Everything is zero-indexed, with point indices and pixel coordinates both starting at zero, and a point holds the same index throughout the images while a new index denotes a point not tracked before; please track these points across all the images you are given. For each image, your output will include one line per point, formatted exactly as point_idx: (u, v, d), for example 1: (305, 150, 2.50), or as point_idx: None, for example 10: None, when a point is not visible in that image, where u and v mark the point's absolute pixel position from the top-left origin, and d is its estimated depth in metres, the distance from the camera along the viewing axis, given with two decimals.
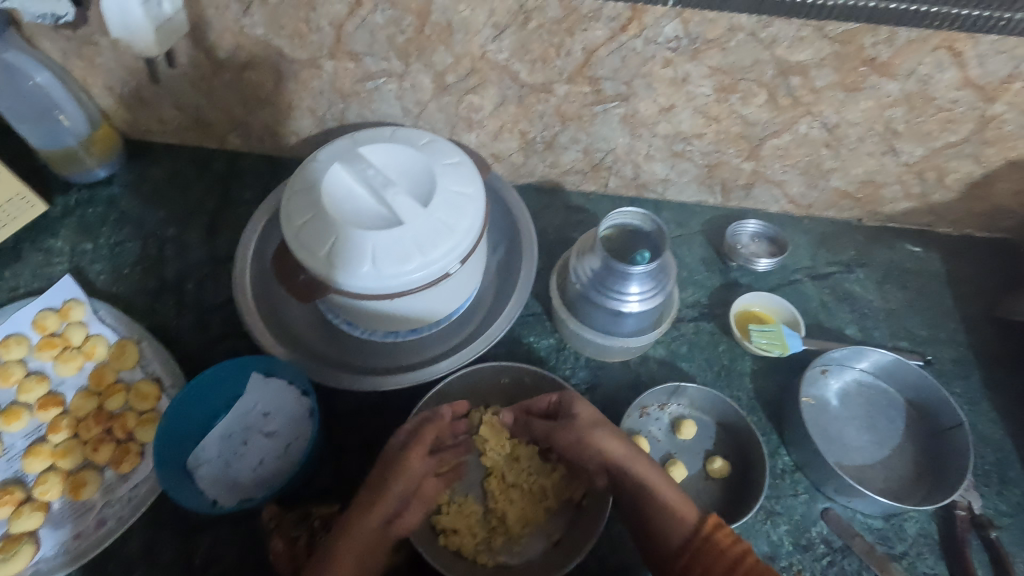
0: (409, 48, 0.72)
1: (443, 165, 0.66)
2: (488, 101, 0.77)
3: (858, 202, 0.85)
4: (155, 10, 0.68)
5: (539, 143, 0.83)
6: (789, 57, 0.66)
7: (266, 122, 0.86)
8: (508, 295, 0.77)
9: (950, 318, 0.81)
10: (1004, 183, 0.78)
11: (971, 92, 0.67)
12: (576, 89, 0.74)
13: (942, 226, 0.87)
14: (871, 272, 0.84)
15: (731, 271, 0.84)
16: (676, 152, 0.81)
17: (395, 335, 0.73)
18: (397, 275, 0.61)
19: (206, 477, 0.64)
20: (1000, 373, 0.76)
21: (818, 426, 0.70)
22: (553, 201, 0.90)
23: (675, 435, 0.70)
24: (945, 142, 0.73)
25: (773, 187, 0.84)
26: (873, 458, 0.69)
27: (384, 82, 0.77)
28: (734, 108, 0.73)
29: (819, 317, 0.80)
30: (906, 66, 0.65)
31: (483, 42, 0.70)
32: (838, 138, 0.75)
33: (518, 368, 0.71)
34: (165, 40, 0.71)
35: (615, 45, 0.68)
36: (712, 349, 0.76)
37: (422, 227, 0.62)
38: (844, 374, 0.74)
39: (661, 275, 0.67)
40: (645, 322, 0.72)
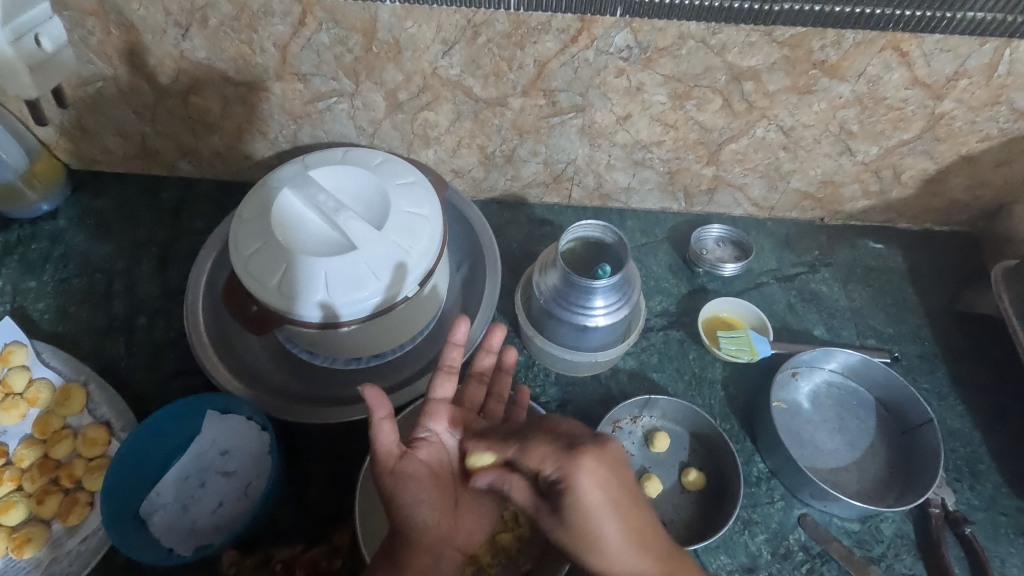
0: (357, 67, 0.70)
1: (397, 186, 0.65)
2: (443, 117, 0.76)
3: (819, 202, 0.85)
4: (34, 48, 0.65)
5: (499, 158, 0.82)
6: (740, 63, 0.66)
7: (217, 147, 0.84)
8: (474, 313, 0.76)
9: (914, 313, 0.81)
10: (958, 178, 0.79)
11: (919, 91, 0.68)
12: (531, 102, 0.73)
13: (901, 221, 0.88)
14: (834, 272, 0.84)
15: (697, 277, 0.83)
16: (637, 160, 0.80)
17: (357, 361, 0.71)
18: (355, 302, 0.59)
19: (161, 524, 0.61)
20: (966, 366, 0.77)
21: (791, 430, 0.70)
22: (516, 215, 0.89)
23: (649, 449, 0.69)
24: (899, 140, 0.74)
25: (734, 191, 0.84)
26: (846, 461, 0.68)
27: (335, 101, 0.75)
28: (690, 115, 0.73)
29: (787, 319, 0.80)
30: (855, 68, 0.65)
31: (433, 58, 0.68)
32: (794, 140, 0.75)
33: None
34: (42, 76, 0.67)
35: (566, 57, 0.67)
36: (683, 358, 0.75)
37: (376, 251, 0.60)
38: (814, 376, 0.74)
39: (624, 287, 0.66)
40: (612, 335, 0.71)
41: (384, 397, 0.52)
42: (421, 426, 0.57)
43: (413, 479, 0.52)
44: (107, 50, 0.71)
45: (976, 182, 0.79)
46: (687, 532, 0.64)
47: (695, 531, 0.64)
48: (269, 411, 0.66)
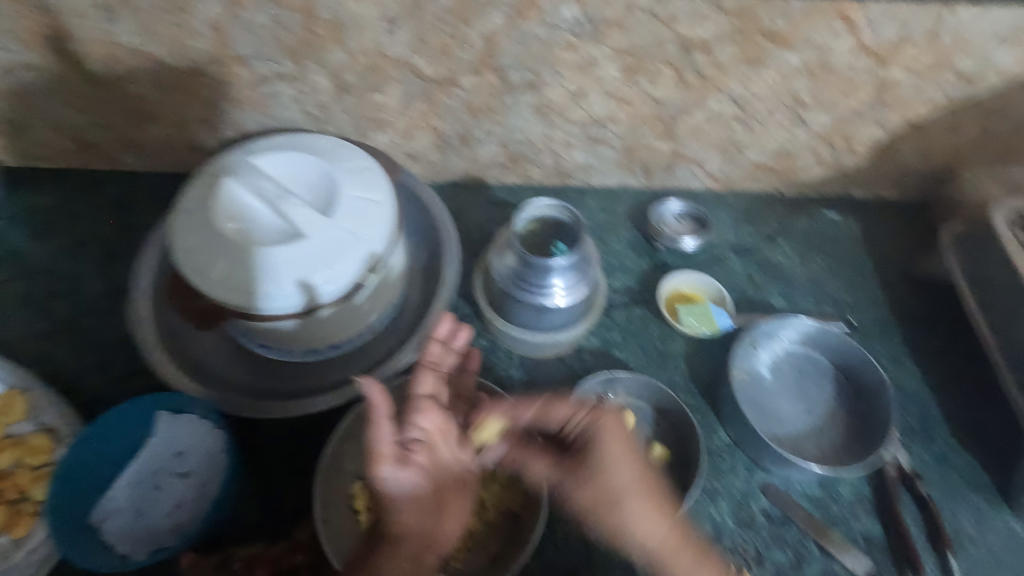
0: (299, 48, 0.67)
1: (346, 171, 0.63)
2: (393, 98, 0.73)
3: (776, 173, 0.86)
4: None
5: (454, 139, 0.80)
6: (690, 34, 0.65)
7: (158, 137, 0.80)
8: (433, 298, 0.74)
9: (869, 280, 0.83)
10: (908, 145, 0.80)
11: (867, 59, 0.68)
12: (482, 80, 0.71)
13: (856, 190, 0.89)
14: (792, 242, 0.85)
15: (659, 254, 0.83)
16: (594, 137, 0.79)
17: (315, 352, 0.69)
18: (305, 291, 0.57)
19: (115, 530, 0.59)
20: (920, 329, 0.78)
21: (752, 400, 0.71)
22: (476, 197, 0.87)
23: None
24: (849, 109, 0.75)
25: (692, 165, 0.84)
26: (806, 427, 0.70)
27: (279, 85, 0.72)
28: (643, 89, 0.72)
29: (748, 291, 0.80)
30: (803, 36, 0.65)
31: (377, 37, 0.66)
32: (748, 112, 0.75)
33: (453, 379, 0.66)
34: None
35: (515, 32, 0.65)
36: (646, 334, 0.76)
37: (326, 239, 0.59)
38: (774, 346, 0.75)
39: (581, 265, 0.66)
40: (573, 315, 0.71)
41: (386, 397, 0.55)
42: (411, 422, 0.58)
43: (400, 477, 0.54)
44: (28, 36, 0.67)
45: (926, 148, 0.81)
46: (655, 506, 0.64)
47: (663, 504, 0.64)
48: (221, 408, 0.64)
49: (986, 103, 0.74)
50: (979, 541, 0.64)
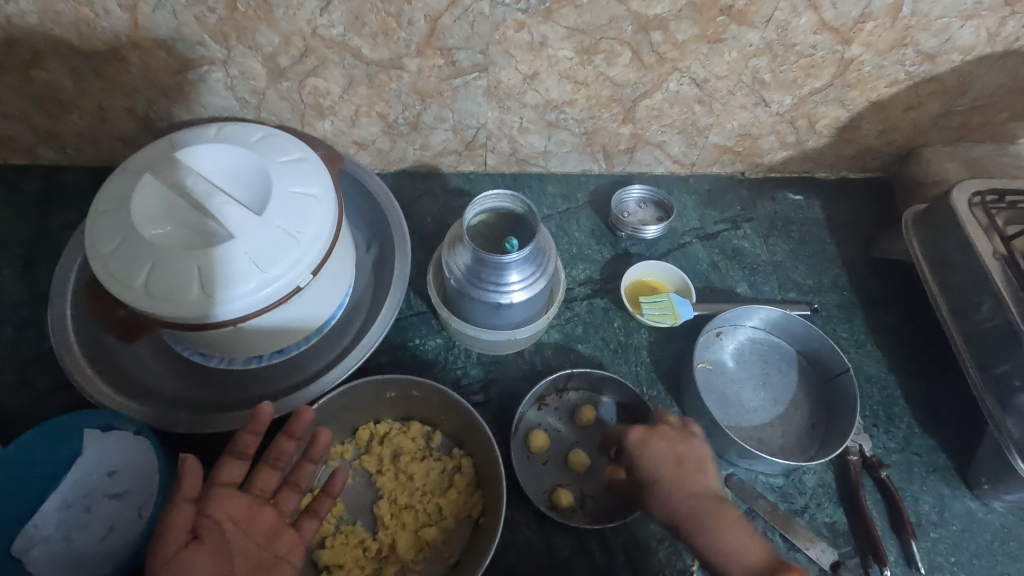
0: (225, 29, 0.61)
1: (280, 164, 0.58)
2: (334, 83, 0.68)
3: (739, 155, 0.83)
4: None
5: (403, 126, 0.75)
6: (646, 12, 0.62)
7: (79, 129, 0.73)
8: (385, 293, 0.70)
9: (832, 263, 0.81)
10: (870, 124, 0.79)
11: (827, 36, 0.66)
12: (428, 62, 0.66)
13: (820, 171, 0.87)
14: (756, 226, 0.84)
15: (621, 242, 0.80)
16: (550, 122, 0.76)
17: (258, 359, 0.65)
18: (236, 297, 0.53)
19: (41, 560, 0.55)
20: (883, 312, 0.78)
21: (716, 391, 0.69)
22: (430, 186, 0.83)
23: (576, 423, 0.67)
24: (811, 88, 0.73)
25: (654, 149, 0.81)
26: (770, 417, 0.69)
27: (207, 70, 0.66)
28: (600, 70, 0.68)
29: (711, 278, 0.79)
30: (762, 13, 0.63)
31: (311, 17, 0.61)
32: (709, 93, 0.72)
33: (405, 380, 0.61)
34: None
35: (460, 10, 0.61)
36: (608, 326, 0.73)
37: (258, 239, 0.54)
38: (738, 334, 0.73)
39: (537, 259, 0.63)
40: (531, 310, 0.68)
41: (196, 472, 0.45)
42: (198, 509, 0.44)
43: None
44: None
45: (888, 128, 0.80)
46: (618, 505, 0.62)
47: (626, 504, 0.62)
48: (155, 425, 0.60)
49: (946, 81, 0.73)
50: (939, 525, 0.64)
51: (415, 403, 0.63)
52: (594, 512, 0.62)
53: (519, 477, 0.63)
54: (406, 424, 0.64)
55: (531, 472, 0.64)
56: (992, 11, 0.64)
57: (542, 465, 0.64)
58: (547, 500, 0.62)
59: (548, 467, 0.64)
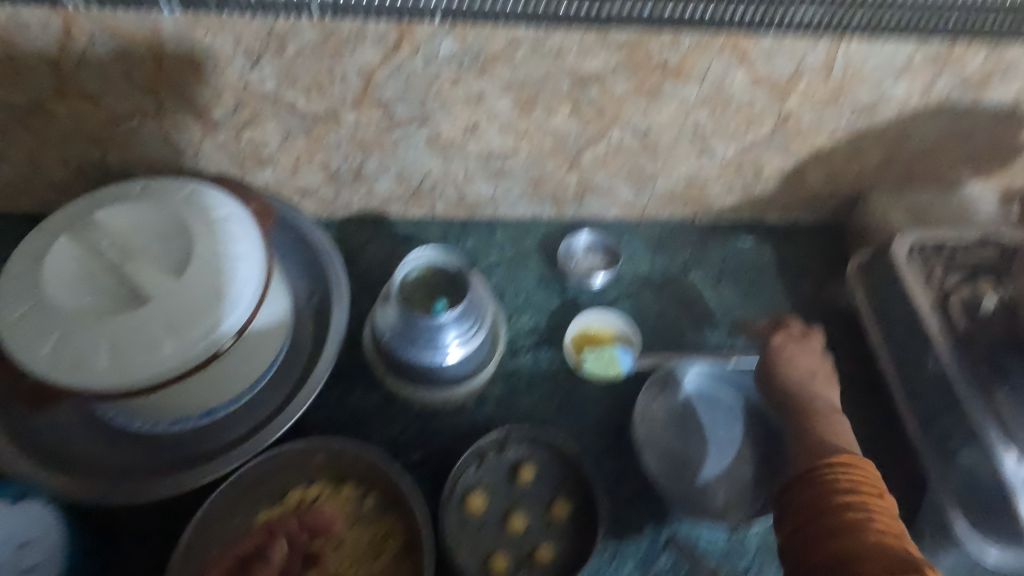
0: (153, 83, 0.60)
1: (202, 223, 0.57)
2: (271, 135, 0.67)
3: (688, 201, 0.83)
4: None
5: (346, 174, 0.74)
6: (581, 68, 0.62)
7: (7, 178, 0.71)
8: (322, 347, 0.69)
9: (781, 310, 0.81)
10: (815, 172, 0.79)
11: (764, 90, 0.66)
12: (365, 114, 0.65)
13: (770, 215, 0.88)
14: (706, 272, 0.83)
15: (569, 290, 0.80)
16: (496, 170, 0.75)
17: (184, 421, 0.63)
18: (147, 366, 0.51)
19: None
20: (831, 361, 0.78)
21: (659, 445, 0.68)
22: (377, 233, 0.82)
23: (516, 482, 0.65)
24: (753, 138, 0.73)
25: (603, 195, 0.81)
26: (714, 472, 0.67)
27: (138, 122, 0.65)
28: (540, 122, 0.68)
29: (659, 326, 0.78)
30: (697, 69, 0.63)
31: (241, 72, 0.60)
32: (652, 143, 0.72)
33: (336, 442, 0.60)
34: None
35: (392, 67, 0.60)
36: (553, 379, 0.72)
37: (173, 304, 0.52)
38: (684, 385, 0.72)
39: (471, 319, 0.62)
40: (467, 368, 0.67)
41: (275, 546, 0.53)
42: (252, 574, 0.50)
43: None
44: None
45: (833, 175, 0.80)
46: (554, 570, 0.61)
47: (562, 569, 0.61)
48: (65, 495, 0.57)
49: (886, 132, 0.73)
50: None
51: (346, 466, 0.61)
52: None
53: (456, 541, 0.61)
54: (337, 487, 0.61)
55: (466, 537, 0.62)
56: (924, 67, 0.64)
57: (479, 528, 0.62)
58: (483, 566, 0.61)
59: (485, 530, 0.62)
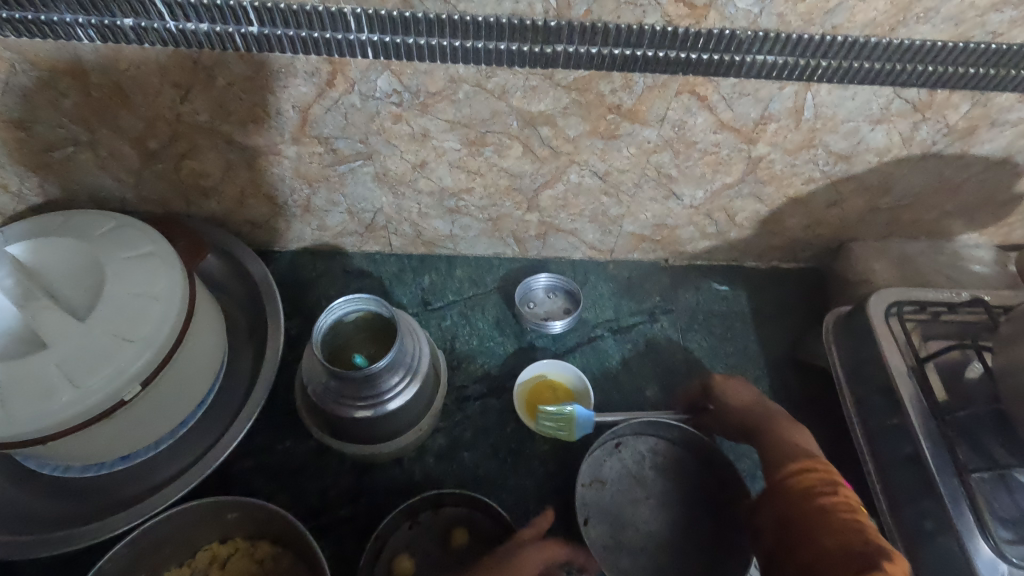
0: (83, 113, 0.58)
1: (117, 261, 0.54)
2: (211, 166, 0.65)
3: (658, 244, 0.79)
4: None
5: (294, 207, 0.71)
6: (529, 108, 0.58)
7: None
8: (254, 388, 0.65)
9: (753, 363, 0.76)
10: (793, 218, 0.74)
11: (729, 135, 0.62)
12: (306, 149, 0.63)
13: (748, 260, 0.83)
14: (675, 319, 0.79)
15: (527, 334, 0.76)
16: (450, 208, 0.72)
17: (99, 466, 0.60)
18: (37, 416, 0.47)
19: None
20: (803, 422, 0.72)
21: (609, 512, 0.63)
22: (331, 267, 0.79)
23: (448, 547, 0.60)
24: (722, 183, 0.68)
25: (567, 236, 0.77)
26: (667, 544, 0.62)
27: (73, 151, 0.62)
28: (492, 161, 0.64)
29: (619, 377, 0.73)
30: (654, 112, 0.59)
31: (171, 104, 0.57)
32: (614, 185, 0.68)
33: (249, 502, 0.56)
34: None
35: (328, 102, 0.57)
36: (500, 432, 0.68)
37: (74, 349, 0.49)
38: (638, 444, 0.67)
39: (398, 373, 0.58)
40: (401, 425, 0.62)
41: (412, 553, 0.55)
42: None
43: None
44: None
45: (812, 222, 0.75)
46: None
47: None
48: None
49: (866, 180, 0.68)
50: None
51: (263, 523, 0.57)
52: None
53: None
54: (254, 544, 0.58)
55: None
56: (902, 116, 0.60)
57: None
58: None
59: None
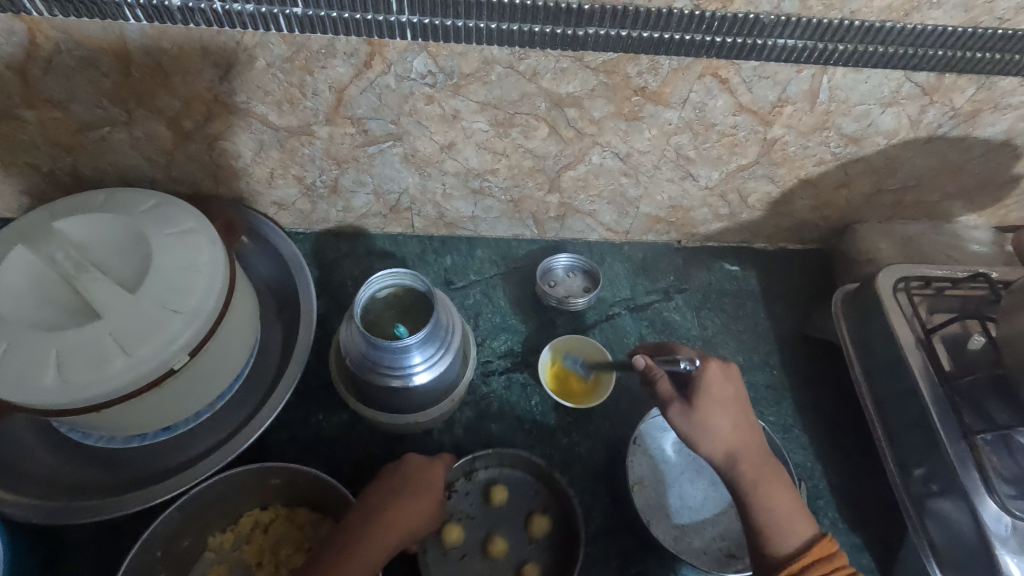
0: (122, 93, 0.59)
1: (162, 236, 0.55)
2: (244, 147, 0.66)
3: (672, 225, 0.82)
4: None
5: (321, 188, 0.73)
6: (558, 89, 0.60)
7: None
8: (288, 363, 0.67)
9: (764, 340, 0.79)
10: (802, 200, 0.77)
11: (747, 117, 0.64)
12: (339, 130, 0.64)
13: (758, 242, 0.85)
14: (688, 298, 0.82)
15: (547, 312, 0.78)
16: (474, 189, 0.74)
17: (141, 437, 0.61)
18: (94, 383, 0.49)
19: None
20: (812, 395, 0.76)
21: (645, 486, 0.66)
22: (354, 248, 0.81)
23: (489, 506, 0.64)
24: (737, 165, 0.71)
25: (585, 217, 0.80)
26: (699, 518, 0.65)
27: (108, 131, 0.63)
28: (518, 142, 0.67)
29: (637, 352, 0.76)
30: (677, 94, 0.61)
31: (211, 83, 0.59)
32: (634, 166, 0.71)
33: (289, 469, 0.58)
34: None
35: (364, 83, 0.59)
36: (525, 405, 0.71)
37: (125, 319, 0.51)
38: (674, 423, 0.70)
39: (432, 348, 0.60)
40: (430, 399, 0.65)
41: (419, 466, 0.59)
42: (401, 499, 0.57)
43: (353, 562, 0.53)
44: None
45: (821, 204, 0.78)
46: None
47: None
48: (9, 510, 0.56)
49: (875, 162, 0.71)
50: None
51: (301, 490, 0.59)
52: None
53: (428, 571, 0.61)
54: (292, 510, 0.61)
55: (446, 572, 0.60)
56: (911, 99, 0.63)
57: (460, 560, 0.61)
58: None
59: (463, 563, 0.61)
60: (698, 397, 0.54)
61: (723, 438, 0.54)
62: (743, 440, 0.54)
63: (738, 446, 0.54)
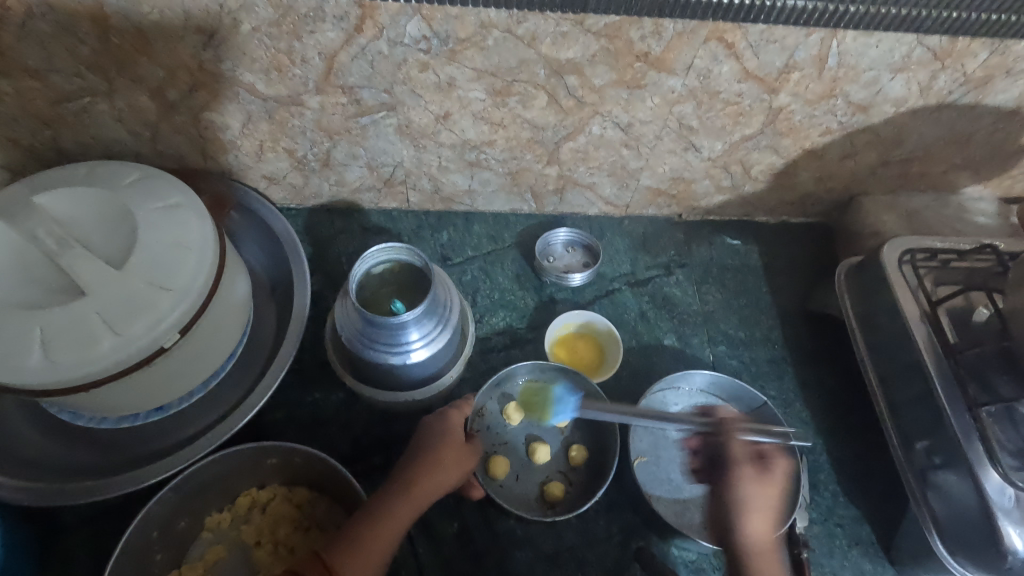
0: (102, 61, 0.56)
1: (149, 211, 0.53)
2: (231, 119, 0.64)
3: (674, 198, 0.80)
4: None
5: (313, 162, 0.71)
6: (557, 56, 0.58)
7: None
8: (282, 342, 0.65)
9: (766, 315, 0.78)
10: (806, 172, 0.76)
11: (752, 85, 0.62)
12: (330, 100, 0.62)
13: (760, 215, 0.84)
14: (689, 273, 0.80)
15: (546, 288, 0.77)
16: (471, 161, 0.72)
17: (134, 417, 0.60)
18: (81, 362, 0.48)
19: None
20: (814, 370, 0.75)
21: (645, 461, 0.66)
22: (348, 224, 0.78)
23: (511, 427, 0.67)
24: (741, 135, 0.69)
25: (585, 190, 0.78)
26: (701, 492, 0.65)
27: (89, 102, 0.61)
28: (515, 112, 0.64)
29: (637, 328, 0.75)
30: (681, 60, 0.59)
31: (194, 50, 0.56)
32: (635, 137, 0.69)
33: (285, 448, 0.57)
34: None
35: (355, 49, 0.56)
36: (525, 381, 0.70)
37: (113, 296, 0.49)
38: (671, 398, 0.70)
39: (428, 326, 0.59)
40: (428, 377, 0.64)
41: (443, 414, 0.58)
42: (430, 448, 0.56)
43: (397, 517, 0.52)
44: None
45: (826, 175, 0.76)
46: (592, 465, 0.66)
47: (597, 460, 0.66)
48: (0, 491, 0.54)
49: (881, 132, 0.69)
50: None
51: (299, 469, 0.59)
52: (585, 483, 0.65)
53: (440, 543, 0.61)
54: (291, 490, 0.60)
55: (512, 497, 0.64)
56: (922, 65, 0.61)
57: (517, 479, 0.65)
58: (544, 504, 0.64)
59: (522, 479, 0.65)
60: (769, 470, 0.57)
61: (765, 514, 0.56)
62: (772, 522, 0.56)
63: (768, 532, 0.55)
